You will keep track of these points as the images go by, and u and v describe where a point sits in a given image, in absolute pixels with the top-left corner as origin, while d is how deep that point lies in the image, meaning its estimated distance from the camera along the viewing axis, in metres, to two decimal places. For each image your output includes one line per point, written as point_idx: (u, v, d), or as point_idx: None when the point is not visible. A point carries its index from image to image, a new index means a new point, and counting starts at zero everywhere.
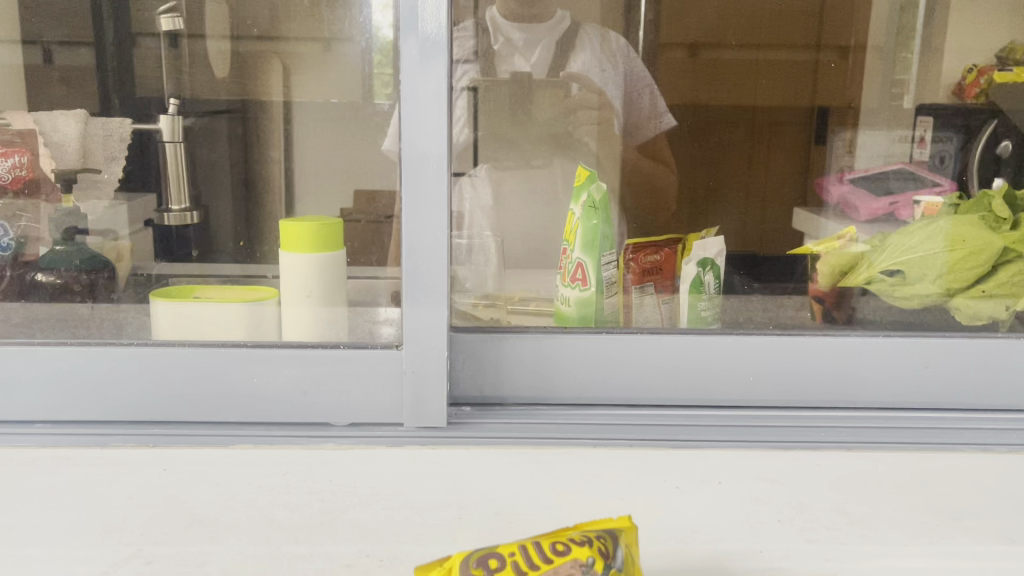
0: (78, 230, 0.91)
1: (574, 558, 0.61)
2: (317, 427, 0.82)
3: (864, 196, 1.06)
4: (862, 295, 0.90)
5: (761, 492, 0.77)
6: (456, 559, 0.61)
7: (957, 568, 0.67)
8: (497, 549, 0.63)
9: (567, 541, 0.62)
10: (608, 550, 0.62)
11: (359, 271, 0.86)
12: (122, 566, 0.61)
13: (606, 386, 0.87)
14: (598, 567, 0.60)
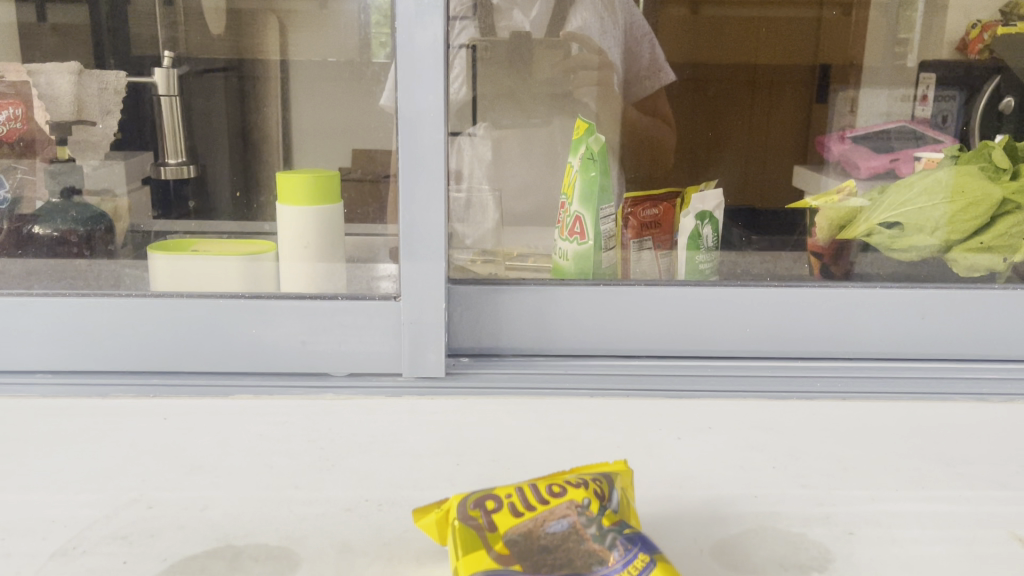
0: (74, 190, 0.96)
1: (570, 499, 0.56)
2: (318, 376, 0.87)
3: (867, 154, 1.06)
4: (863, 252, 0.93)
5: (755, 440, 0.77)
6: (453, 502, 0.56)
7: (950, 511, 0.66)
8: (493, 491, 0.58)
9: (563, 482, 0.58)
10: (603, 492, 0.57)
11: (357, 228, 0.90)
12: (124, 511, 0.64)
13: (602, 337, 0.89)
14: (595, 509, 0.56)
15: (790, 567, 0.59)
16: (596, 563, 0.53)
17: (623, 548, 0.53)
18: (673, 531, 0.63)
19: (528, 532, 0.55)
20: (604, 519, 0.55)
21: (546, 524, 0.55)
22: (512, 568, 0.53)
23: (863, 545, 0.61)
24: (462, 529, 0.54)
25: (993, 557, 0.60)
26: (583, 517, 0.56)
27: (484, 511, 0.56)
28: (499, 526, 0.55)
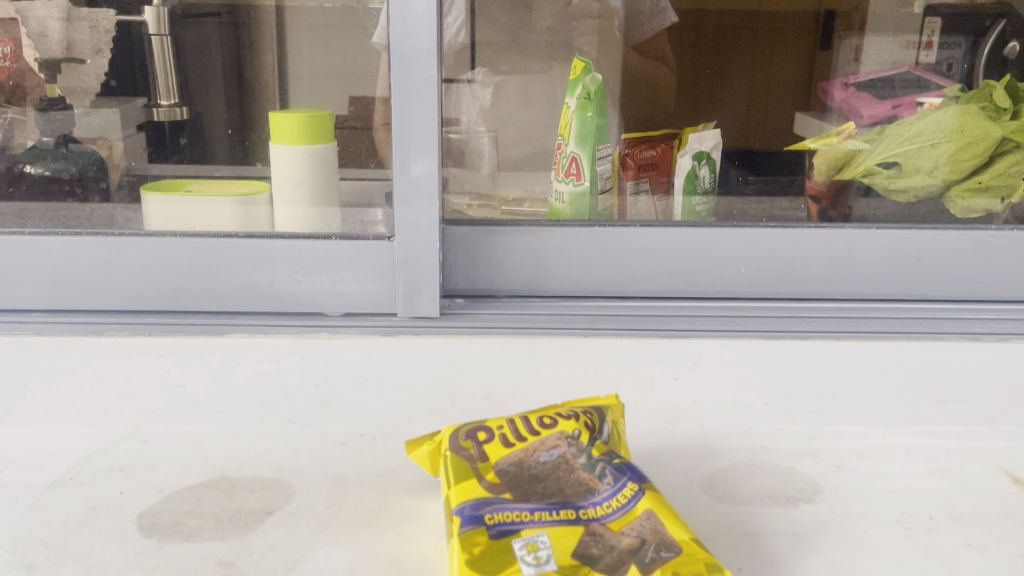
0: (71, 138, 0.92)
1: (560, 430, 0.57)
2: (312, 316, 0.87)
3: (871, 101, 0.94)
4: (862, 197, 0.92)
5: (747, 378, 0.77)
6: (445, 433, 0.58)
7: (938, 445, 0.66)
8: (485, 422, 0.59)
9: (553, 414, 0.59)
10: (593, 425, 0.58)
11: (351, 173, 0.89)
12: (120, 444, 0.65)
13: (596, 279, 0.89)
14: (585, 439, 0.57)
15: (778, 498, 0.60)
16: (584, 492, 0.54)
17: (611, 478, 0.55)
18: (663, 464, 0.64)
19: (518, 463, 0.55)
20: (593, 449, 0.56)
21: (536, 454, 0.56)
22: (503, 496, 0.53)
23: (851, 477, 0.62)
24: (454, 460, 0.55)
25: (980, 489, 0.61)
26: (574, 448, 0.56)
27: (475, 442, 0.57)
28: (490, 457, 0.56)
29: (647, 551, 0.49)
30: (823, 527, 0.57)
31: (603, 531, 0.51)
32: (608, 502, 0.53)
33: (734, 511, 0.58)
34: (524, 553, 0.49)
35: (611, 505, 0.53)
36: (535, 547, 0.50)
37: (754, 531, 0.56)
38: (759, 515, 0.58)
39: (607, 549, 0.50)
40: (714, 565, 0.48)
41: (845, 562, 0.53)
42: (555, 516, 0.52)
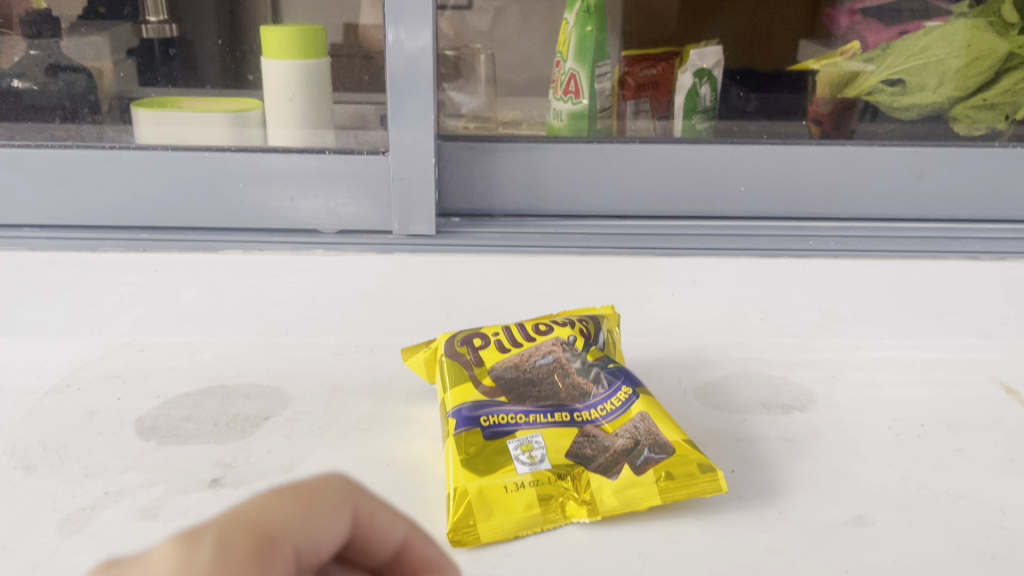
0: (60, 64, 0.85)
1: (556, 336, 0.58)
2: (307, 233, 0.87)
3: (875, 24, 0.89)
4: (864, 121, 0.90)
5: (744, 294, 0.78)
6: (441, 339, 0.58)
7: (932, 357, 0.67)
8: (481, 329, 0.59)
9: (549, 321, 0.59)
10: (588, 331, 0.58)
11: (345, 98, 0.86)
12: (117, 353, 0.65)
13: (593, 198, 0.88)
14: (580, 344, 0.57)
15: (771, 406, 0.60)
16: (579, 395, 0.55)
17: (606, 382, 0.55)
18: (658, 373, 0.64)
19: (514, 368, 0.56)
20: (589, 354, 0.57)
21: (531, 359, 0.56)
22: (499, 400, 0.53)
23: (845, 387, 0.63)
24: (450, 365, 0.56)
25: (972, 397, 0.61)
26: (568, 353, 0.57)
27: (470, 348, 0.57)
28: (485, 362, 0.56)
29: (640, 451, 0.50)
30: (815, 433, 0.57)
31: (598, 433, 0.52)
32: (603, 406, 0.54)
33: (728, 418, 0.59)
34: (519, 454, 0.50)
35: (606, 408, 0.54)
36: (529, 447, 0.50)
37: (746, 437, 0.57)
38: (752, 422, 0.58)
39: (600, 450, 0.51)
40: (705, 467, 0.49)
41: (835, 464, 0.54)
42: (549, 418, 0.52)
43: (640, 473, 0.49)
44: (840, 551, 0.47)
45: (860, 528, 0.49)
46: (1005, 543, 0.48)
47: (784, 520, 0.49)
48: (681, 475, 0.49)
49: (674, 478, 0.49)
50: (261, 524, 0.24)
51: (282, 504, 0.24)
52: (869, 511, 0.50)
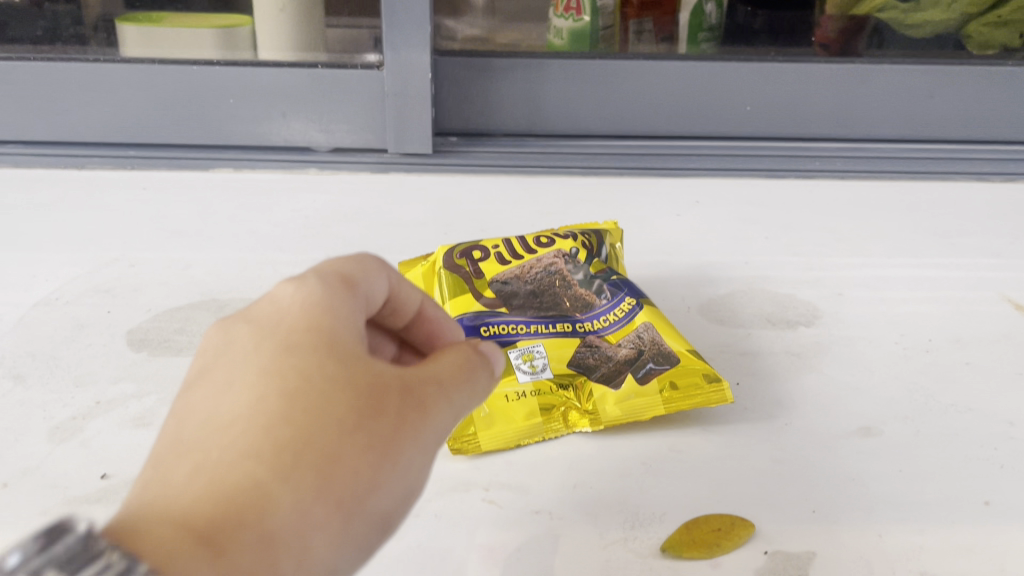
0: None
1: (557, 248, 0.57)
2: (302, 153, 0.85)
3: None
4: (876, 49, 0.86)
5: (749, 214, 0.76)
6: (439, 253, 0.56)
7: (940, 275, 0.66)
8: (479, 242, 0.57)
9: (550, 234, 0.58)
10: (590, 245, 0.57)
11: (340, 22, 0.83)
12: (107, 268, 0.63)
13: (594, 118, 0.86)
14: (582, 257, 0.57)
15: (776, 322, 0.59)
16: (583, 307, 0.54)
17: (609, 294, 0.55)
18: (661, 289, 0.63)
19: (515, 280, 0.55)
20: (591, 267, 0.56)
21: (531, 271, 0.56)
22: (500, 310, 0.53)
23: (851, 303, 0.62)
24: (449, 277, 0.54)
25: (980, 314, 0.60)
26: (569, 266, 0.56)
27: (470, 261, 0.56)
28: (485, 274, 0.55)
29: (643, 362, 0.49)
30: (821, 347, 0.56)
31: (600, 344, 0.51)
32: (605, 317, 0.53)
33: (732, 333, 0.58)
34: (521, 363, 0.49)
35: (609, 319, 0.53)
36: (530, 357, 0.50)
37: (751, 351, 0.56)
38: (757, 337, 0.57)
39: (602, 361, 0.50)
40: (711, 377, 0.48)
41: (841, 377, 0.53)
42: (550, 329, 0.52)
43: (643, 384, 0.48)
44: (847, 460, 0.46)
45: (867, 439, 0.48)
46: (1013, 453, 0.47)
47: (790, 430, 0.48)
48: (685, 385, 0.48)
49: (678, 389, 0.48)
50: (340, 272, 0.31)
51: (349, 261, 0.32)
52: (876, 422, 0.49)
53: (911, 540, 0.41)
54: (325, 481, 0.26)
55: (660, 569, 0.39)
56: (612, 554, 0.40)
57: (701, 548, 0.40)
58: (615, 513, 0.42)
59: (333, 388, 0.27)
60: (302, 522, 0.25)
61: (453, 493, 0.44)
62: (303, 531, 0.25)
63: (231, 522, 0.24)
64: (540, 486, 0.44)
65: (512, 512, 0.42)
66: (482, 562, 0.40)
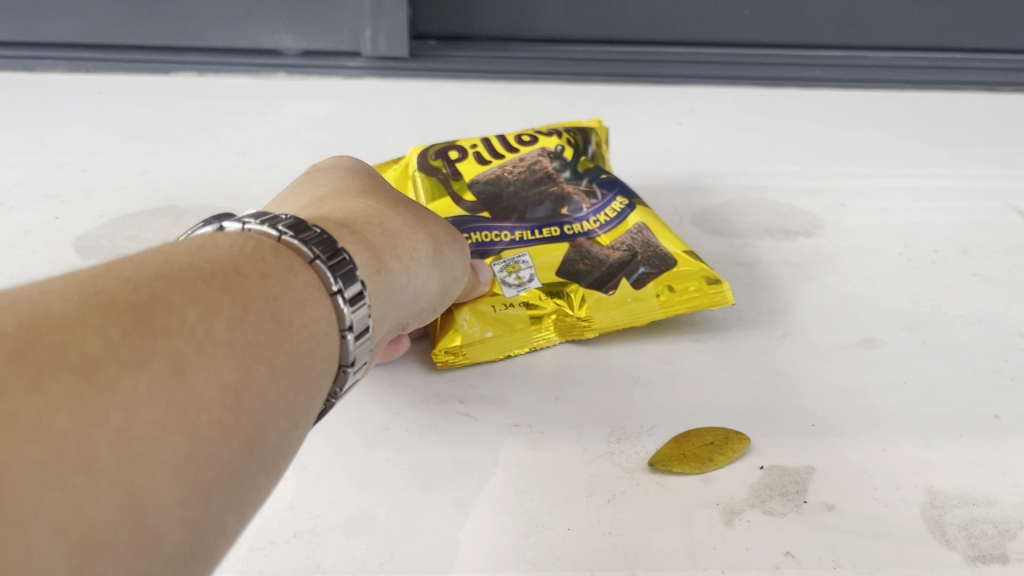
0: None
1: (542, 147, 0.55)
2: (267, 54, 0.85)
3: None
4: None
5: (748, 122, 0.74)
6: (413, 153, 0.53)
7: (947, 185, 0.63)
8: (455, 141, 0.55)
9: (533, 131, 0.56)
10: (576, 144, 0.56)
11: None
12: (57, 173, 0.60)
13: (583, 25, 0.88)
14: (569, 155, 0.55)
15: (774, 232, 0.57)
16: (575, 205, 0.53)
17: (600, 193, 0.54)
18: (654, 198, 0.61)
19: (499, 181, 0.53)
20: (579, 165, 0.55)
21: (515, 172, 0.54)
22: (484, 217, 0.52)
23: (854, 213, 0.59)
24: (425, 180, 0.52)
25: (991, 225, 0.58)
26: (556, 164, 0.55)
27: (447, 162, 0.54)
28: (464, 174, 0.53)
29: (637, 267, 0.49)
30: (821, 258, 0.54)
31: (590, 246, 0.51)
32: (597, 218, 0.52)
33: (728, 243, 0.55)
34: (505, 275, 0.48)
35: (599, 221, 0.52)
36: (516, 268, 0.49)
37: (747, 262, 0.53)
38: (755, 248, 0.55)
39: (593, 264, 0.50)
40: (711, 278, 0.47)
41: (841, 288, 0.51)
42: (536, 236, 0.51)
43: (639, 287, 0.47)
44: (847, 371, 0.44)
45: (870, 350, 0.45)
46: None
47: (787, 341, 0.46)
48: (683, 286, 0.47)
49: (676, 291, 0.47)
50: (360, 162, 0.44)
51: None
52: (879, 333, 0.47)
53: (917, 453, 0.38)
54: (412, 224, 0.37)
55: (648, 484, 0.37)
56: (596, 468, 0.38)
57: (692, 463, 0.37)
58: (601, 427, 0.40)
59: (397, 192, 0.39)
60: (406, 234, 0.35)
61: (428, 406, 0.42)
62: (407, 239, 0.35)
63: (360, 224, 0.33)
64: (521, 400, 0.42)
65: (491, 426, 0.40)
66: (457, 476, 0.37)
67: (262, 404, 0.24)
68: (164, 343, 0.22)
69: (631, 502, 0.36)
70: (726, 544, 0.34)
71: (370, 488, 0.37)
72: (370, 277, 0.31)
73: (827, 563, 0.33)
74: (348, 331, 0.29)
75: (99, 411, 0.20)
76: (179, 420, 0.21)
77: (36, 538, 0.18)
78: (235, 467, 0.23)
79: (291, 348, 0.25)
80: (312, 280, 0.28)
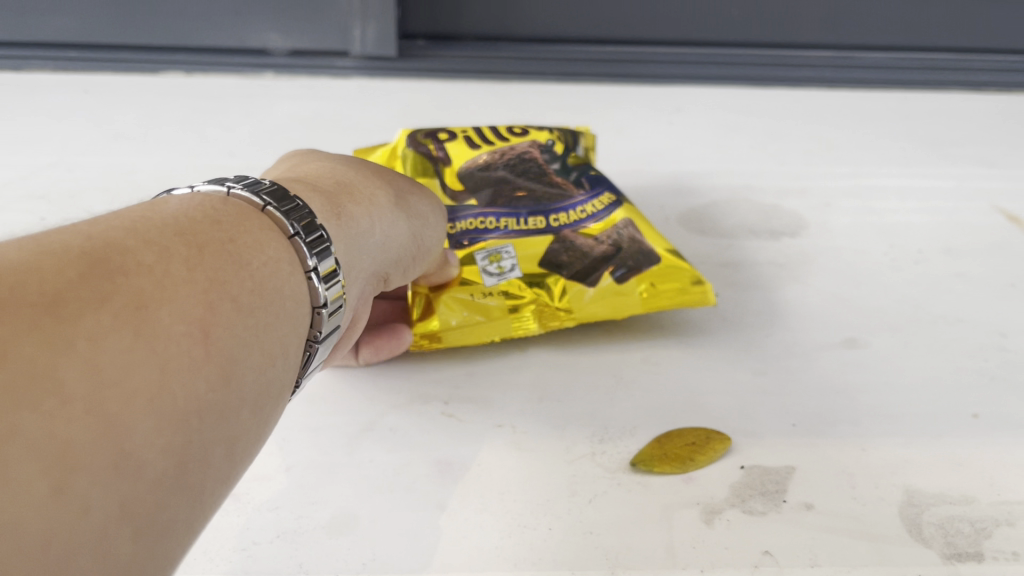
0: None
1: (532, 139, 0.57)
2: (255, 54, 0.85)
3: None
4: None
5: (736, 122, 0.75)
6: (403, 135, 0.56)
7: (933, 186, 0.64)
8: (449, 130, 0.58)
9: (526, 127, 0.58)
10: (567, 140, 0.57)
11: None
12: (42, 174, 0.60)
13: (572, 23, 0.88)
14: (559, 149, 0.57)
15: (759, 232, 0.57)
16: (562, 194, 0.54)
17: (588, 187, 0.55)
18: (641, 197, 0.61)
19: (484, 167, 0.55)
20: (568, 160, 0.56)
21: (504, 158, 0.56)
22: (467, 198, 0.53)
23: (839, 213, 0.59)
24: (413, 157, 0.55)
25: (975, 225, 0.58)
26: (546, 155, 0.56)
27: (437, 143, 0.56)
28: (453, 156, 0.56)
29: (620, 262, 0.49)
30: (804, 258, 0.54)
31: (575, 238, 0.51)
32: (584, 208, 0.53)
33: (713, 243, 0.56)
34: (487, 264, 0.49)
35: (587, 211, 0.53)
36: (498, 259, 0.49)
37: (732, 261, 0.54)
38: (739, 248, 0.55)
39: (577, 256, 0.50)
40: (694, 279, 0.47)
41: (825, 288, 0.51)
42: (523, 225, 0.52)
43: (622, 282, 0.48)
44: (830, 371, 0.44)
45: (852, 350, 0.46)
46: (1004, 364, 0.45)
47: (770, 341, 0.46)
48: (665, 284, 0.47)
49: (657, 288, 0.47)
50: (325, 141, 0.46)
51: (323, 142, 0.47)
52: (862, 333, 0.47)
53: (896, 452, 0.39)
54: (369, 179, 0.38)
55: (630, 483, 0.37)
56: (579, 468, 0.38)
57: (674, 463, 0.38)
58: (584, 427, 0.40)
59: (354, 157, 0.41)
60: (363, 188, 0.37)
61: (412, 406, 0.42)
62: (363, 191, 0.37)
63: (317, 183, 0.35)
64: (504, 399, 0.42)
65: (474, 425, 0.41)
66: (440, 476, 0.38)
67: (229, 339, 0.26)
68: (122, 283, 0.24)
69: (613, 502, 0.36)
70: (706, 544, 0.34)
71: (353, 488, 0.37)
72: (329, 222, 0.33)
73: (806, 562, 0.33)
74: (311, 269, 0.31)
75: (65, 341, 0.21)
76: (146, 349, 0.23)
77: (12, 455, 0.19)
78: (209, 397, 0.24)
79: (251, 289, 0.27)
80: (265, 225, 0.30)
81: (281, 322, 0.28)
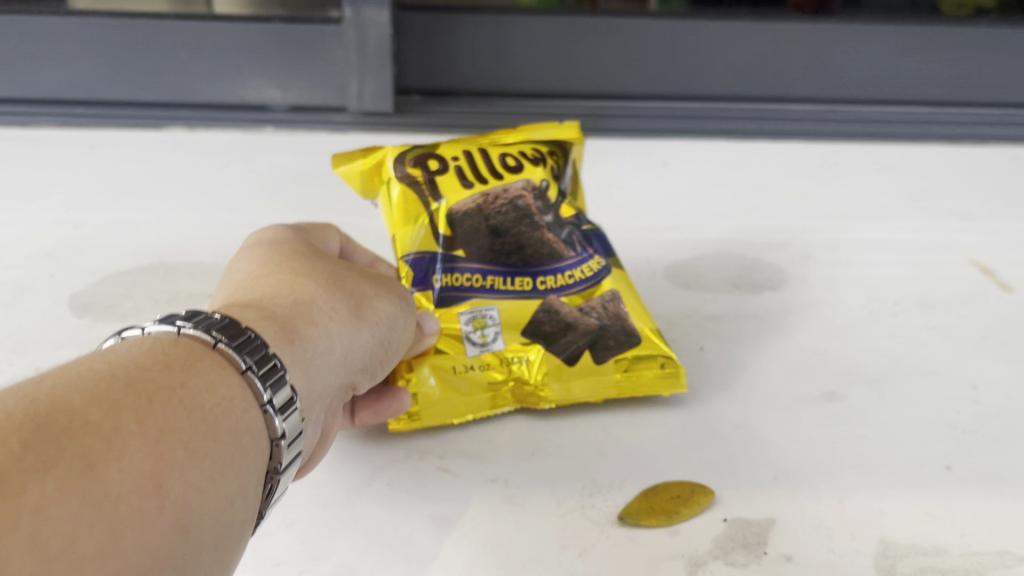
0: None
1: (526, 178, 0.56)
2: (256, 110, 0.89)
3: None
4: None
5: (720, 176, 0.77)
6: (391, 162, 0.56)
7: (909, 239, 0.66)
8: (437, 150, 0.57)
9: (519, 154, 0.57)
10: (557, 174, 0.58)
11: None
12: (51, 231, 0.63)
13: (562, 77, 0.91)
14: (552, 196, 0.57)
15: (741, 287, 0.59)
16: (552, 255, 0.55)
17: (580, 248, 0.55)
18: (629, 252, 0.63)
19: (476, 211, 0.55)
20: (561, 210, 0.57)
21: (496, 202, 0.55)
22: (455, 252, 0.54)
23: (819, 267, 0.62)
24: (403, 194, 0.55)
25: (950, 278, 0.61)
26: (538, 200, 0.56)
27: (426, 172, 0.56)
28: (443, 191, 0.55)
29: (601, 341, 0.51)
30: (785, 312, 0.56)
31: (560, 305, 0.53)
32: (573, 273, 0.54)
33: (697, 297, 0.58)
34: (471, 330, 0.51)
35: (574, 276, 0.54)
36: (482, 324, 0.51)
37: (716, 316, 0.56)
38: (722, 302, 0.57)
39: (561, 328, 0.52)
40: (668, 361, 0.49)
41: (806, 341, 0.53)
42: (510, 287, 0.53)
43: (600, 363, 0.50)
44: (809, 424, 0.46)
45: (832, 403, 0.48)
46: (976, 417, 0.47)
47: (751, 397, 0.48)
48: (641, 365, 0.50)
49: (632, 372, 0.49)
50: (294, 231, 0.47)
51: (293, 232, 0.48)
52: (840, 387, 0.49)
53: (872, 504, 0.41)
54: (325, 295, 0.39)
55: (618, 537, 0.39)
56: (569, 521, 0.40)
57: (660, 516, 0.39)
58: (575, 481, 0.42)
59: (314, 262, 0.42)
60: (317, 307, 0.38)
61: (408, 463, 0.44)
62: (319, 310, 0.38)
63: (272, 307, 0.36)
64: (497, 456, 0.44)
65: (467, 481, 0.42)
66: (434, 531, 0.39)
67: (183, 487, 0.27)
68: (68, 445, 0.24)
69: (600, 555, 0.38)
70: None
71: (350, 542, 0.39)
72: (283, 350, 0.34)
73: None
74: (266, 403, 0.32)
75: (10, 517, 0.22)
76: (95, 512, 0.24)
77: None
78: (162, 550, 0.25)
79: (203, 432, 0.28)
80: (217, 363, 0.31)
81: (238, 458, 0.29)
